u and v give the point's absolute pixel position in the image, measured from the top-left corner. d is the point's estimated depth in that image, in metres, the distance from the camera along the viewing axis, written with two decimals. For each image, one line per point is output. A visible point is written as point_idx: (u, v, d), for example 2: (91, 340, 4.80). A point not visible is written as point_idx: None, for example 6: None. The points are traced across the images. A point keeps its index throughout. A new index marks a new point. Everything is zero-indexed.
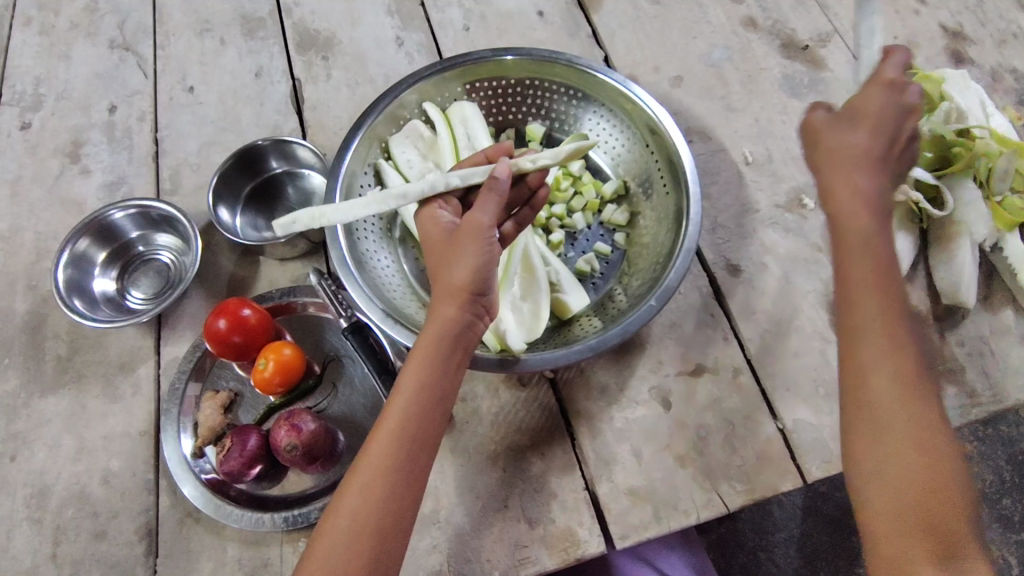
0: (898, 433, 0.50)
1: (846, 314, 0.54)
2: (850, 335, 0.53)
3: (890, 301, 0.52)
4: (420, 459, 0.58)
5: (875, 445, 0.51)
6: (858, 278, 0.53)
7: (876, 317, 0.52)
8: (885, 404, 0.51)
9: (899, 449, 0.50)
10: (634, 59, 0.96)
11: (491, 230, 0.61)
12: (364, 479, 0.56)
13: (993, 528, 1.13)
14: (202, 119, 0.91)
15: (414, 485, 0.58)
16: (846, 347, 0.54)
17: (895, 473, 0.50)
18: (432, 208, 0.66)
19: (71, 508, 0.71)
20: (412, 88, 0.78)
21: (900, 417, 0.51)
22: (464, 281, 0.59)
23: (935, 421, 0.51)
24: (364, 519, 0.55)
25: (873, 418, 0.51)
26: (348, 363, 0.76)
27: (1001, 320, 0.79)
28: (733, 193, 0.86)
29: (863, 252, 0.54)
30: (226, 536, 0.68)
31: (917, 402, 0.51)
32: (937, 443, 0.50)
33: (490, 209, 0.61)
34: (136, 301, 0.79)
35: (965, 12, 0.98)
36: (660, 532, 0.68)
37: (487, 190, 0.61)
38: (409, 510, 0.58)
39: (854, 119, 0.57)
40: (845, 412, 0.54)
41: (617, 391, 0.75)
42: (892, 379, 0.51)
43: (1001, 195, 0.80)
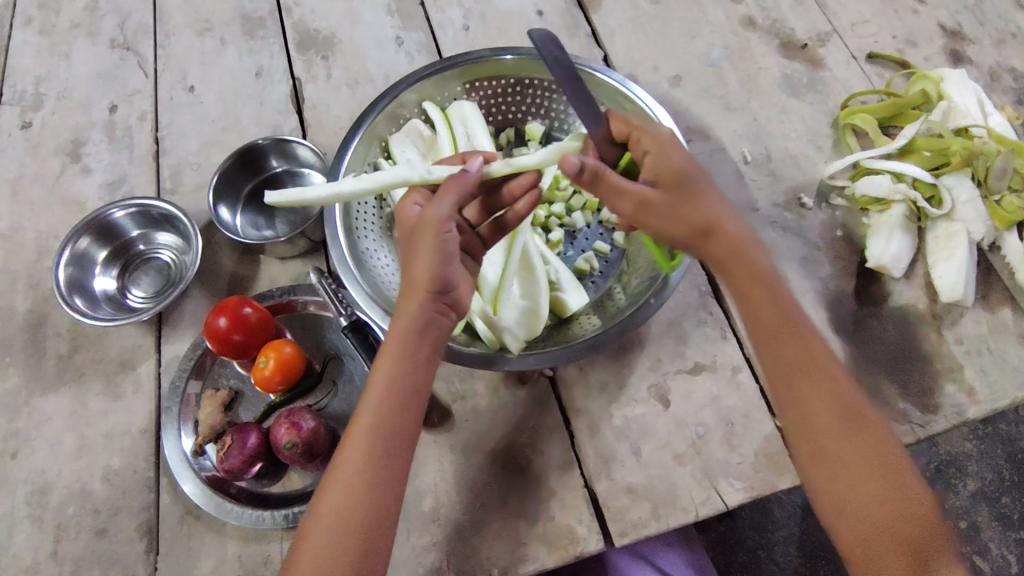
0: (840, 450, 0.56)
1: (773, 362, 0.60)
2: (784, 369, 0.59)
3: (805, 340, 0.59)
4: (398, 457, 0.58)
5: (828, 474, 0.57)
6: (773, 314, 0.60)
7: (799, 357, 0.59)
8: (825, 427, 0.57)
9: (849, 464, 0.56)
10: (633, 58, 0.96)
11: (447, 224, 0.58)
12: (342, 480, 0.57)
13: (992, 527, 1.13)
14: (203, 119, 0.91)
15: (395, 482, 0.58)
16: (782, 390, 0.59)
17: (859, 493, 0.55)
18: (409, 203, 0.64)
19: (72, 506, 0.71)
20: (412, 88, 0.78)
21: (845, 443, 0.56)
22: (424, 280, 0.58)
23: (873, 436, 0.57)
24: (345, 518, 0.56)
25: (823, 449, 0.57)
26: (348, 362, 0.76)
27: (1000, 317, 0.79)
28: (732, 192, 0.86)
29: (755, 302, 0.60)
30: (227, 533, 0.69)
31: (852, 421, 0.57)
32: (885, 456, 0.56)
33: (448, 202, 0.58)
34: (137, 300, 0.80)
35: (963, 12, 0.99)
36: (659, 529, 0.68)
37: (450, 185, 0.59)
38: (393, 506, 0.58)
39: (682, 187, 0.58)
40: (796, 449, 0.59)
41: (616, 390, 0.75)
42: (829, 412, 0.57)
43: (999, 194, 0.81)
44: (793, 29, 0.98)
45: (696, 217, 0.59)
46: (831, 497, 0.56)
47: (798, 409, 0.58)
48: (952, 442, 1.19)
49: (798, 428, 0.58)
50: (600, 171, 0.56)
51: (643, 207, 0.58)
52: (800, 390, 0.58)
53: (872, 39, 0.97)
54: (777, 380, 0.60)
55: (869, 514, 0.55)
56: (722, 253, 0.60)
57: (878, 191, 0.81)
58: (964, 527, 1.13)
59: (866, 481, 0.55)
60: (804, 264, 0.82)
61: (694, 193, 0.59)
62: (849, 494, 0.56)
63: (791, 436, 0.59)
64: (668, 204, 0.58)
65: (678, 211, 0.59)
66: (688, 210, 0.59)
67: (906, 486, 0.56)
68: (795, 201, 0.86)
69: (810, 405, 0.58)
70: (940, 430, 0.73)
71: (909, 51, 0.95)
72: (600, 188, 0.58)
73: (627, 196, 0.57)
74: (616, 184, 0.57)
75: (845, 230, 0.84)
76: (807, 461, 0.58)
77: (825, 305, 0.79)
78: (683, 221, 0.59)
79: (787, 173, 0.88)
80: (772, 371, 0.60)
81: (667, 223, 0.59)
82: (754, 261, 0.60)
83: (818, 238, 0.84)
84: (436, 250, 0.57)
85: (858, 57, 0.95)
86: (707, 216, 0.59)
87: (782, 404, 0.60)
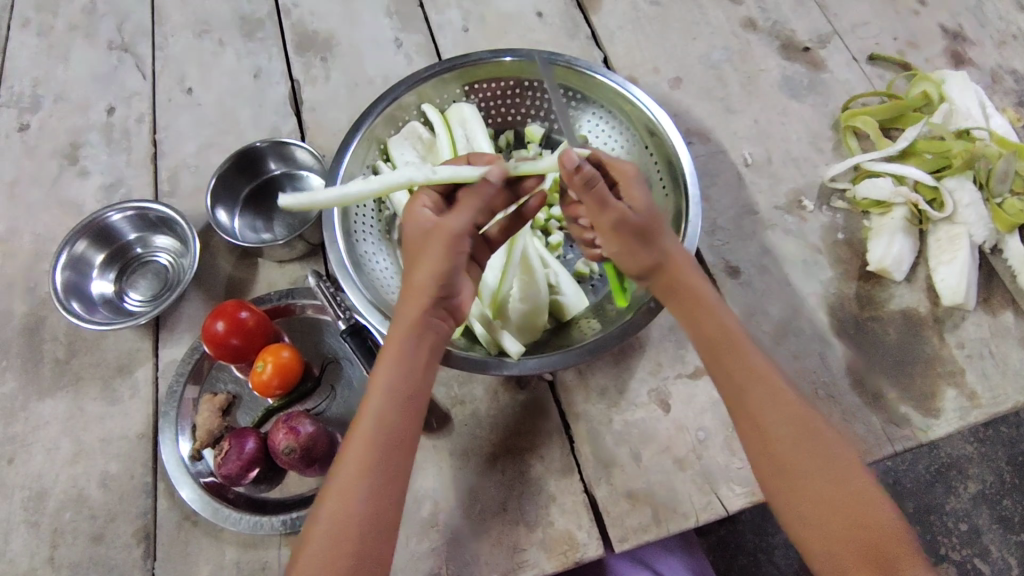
0: (801, 460, 0.57)
1: (725, 382, 0.62)
2: (738, 385, 0.61)
3: (752, 357, 0.61)
4: (397, 458, 0.58)
5: (789, 484, 0.57)
6: (722, 331, 0.62)
7: (749, 374, 0.60)
8: (783, 438, 0.58)
9: (812, 473, 0.57)
10: (633, 60, 0.96)
11: (463, 237, 0.62)
12: (340, 481, 0.56)
13: (993, 529, 1.12)
14: (201, 120, 0.91)
15: (393, 484, 0.58)
16: (736, 407, 0.61)
17: (820, 503, 0.56)
18: (416, 206, 0.64)
19: (69, 511, 0.71)
20: (411, 90, 0.78)
21: (801, 454, 0.57)
22: (421, 285, 0.60)
23: (832, 443, 0.58)
24: (343, 519, 0.55)
25: (780, 459, 0.58)
26: (347, 366, 0.75)
27: (1001, 321, 0.78)
28: (732, 195, 0.86)
29: (701, 325, 0.63)
30: (225, 539, 0.68)
31: (810, 430, 0.58)
32: (842, 464, 0.57)
33: (467, 214, 0.62)
34: (134, 303, 0.79)
35: (964, 13, 0.98)
36: (659, 535, 0.68)
37: (471, 197, 0.62)
38: (390, 510, 0.57)
39: (649, 228, 0.63)
40: (756, 466, 0.59)
41: (616, 394, 0.75)
42: (785, 422, 0.58)
43: (1001, 196, 0.81)
44: (794, 31, 0.97)
45: (657, 244, 0.63)
46: (795, 512, 0.57)
47: (754, 424, 0.59)
48: (952, 444, 1.18)
49: (755, 444, 0.59)
50: (595, 179, 0.59)
51: (621, 224, 0.61)
52: (753, 405, 0.60)
53: (873, 40, 0.96)
54: (731, 397, 0.61)
55: (830, 524, 0.55)
56: (672, 280, 0.64)
57: (879, 194, 0.82)
58: (965, 530, 1.12)
59: (826, 489, 0.56)
60: (805, 267, 0.82)
61: (658, 223, 0.64)
62: (811, 505, 0.56)
63: (751, 453, 0.60)
64: (640, 226, 0.62)
65: (646, 235, 0.63)
66: (650, 241, 0.63)
67: (865, 492, 0.56)
68: (796, 203, 0.86)
69: (766, 419, 0.59)
70: (942, 434, 0.72)
71: (910, 53, 0.95)
72: (590, 195, 0.60)
73: (611, 210, 0.61)
74: (604, 198, 0.60)
75: (846, 233, 0.83)
76: (767, 476, 0.59)
77: (825, 309, 0.79)
78: (646, 246, 0.63)
79: (787, 176, 0.87)
80: (725, 390, 0.62)
81: (634, 248, 0.63)
82: (701, 290, 0.64)
83: (818, 240, 0.83)
84: (445, 256, 0.60)
85: (859, 59, 0.95)
86: (664, 245, 0.64)
87: (738, 421, 0.61)
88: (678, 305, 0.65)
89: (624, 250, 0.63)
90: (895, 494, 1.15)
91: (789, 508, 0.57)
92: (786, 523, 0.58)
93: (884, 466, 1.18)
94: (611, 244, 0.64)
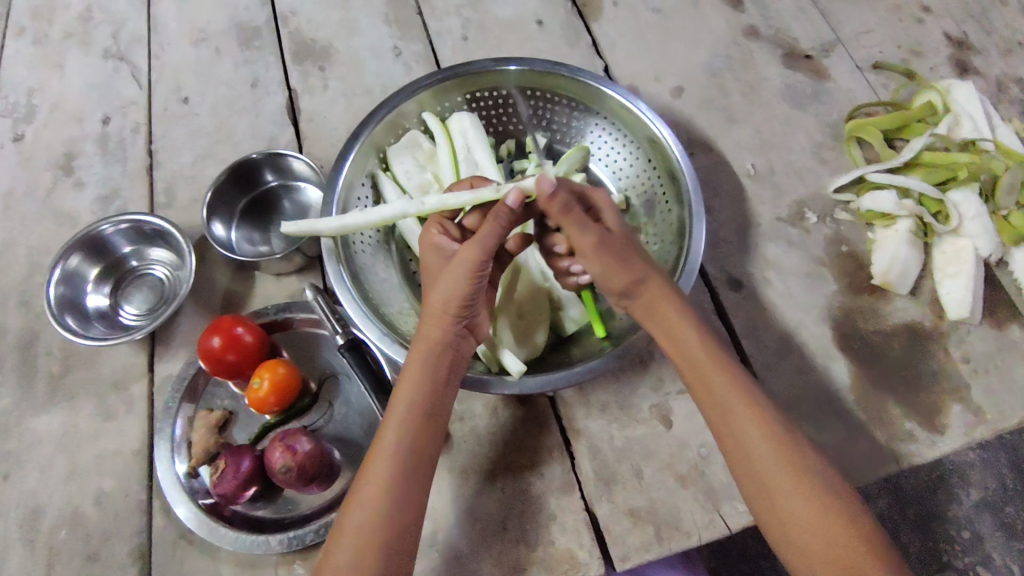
0: (779, 478, 0.58)
1: (707, 403, 0.62)
2: (717, 406, 0.61)
3: (733, 378, 0.62)
4: (418, 473, 0.58)
5: (769, 502, 0.58)
6: (696, 350, 0.63)
7: (729, 395, 0.61)
8: (762, 457, 0.59)
9: (792, 491, 0.57)
10: (634, 69, 0.95)
11: (485, 263, 0.61)
12: (365, 494, 0.57)
13: (997, 538, 1.12)
14: (197, 131, 0.90)
15: (415, 501, 0.58)
16: (719, 427, 0.61)
17: (803, 525, 0.56)
18: (432, 231, 0.66)
19: (64, 529, 0.70)
20: (412, 98, 0.77)
21: (781, 475, 0.58)
22: (443, 303, 0.61)
23: (810, 462, 0.59)
24: (368, 531, 0.55)
25: (762, 479, 0.58)
26: (345, 381, 0.75)
27: (1007, 334, 0.77)
28: (735, 206, 0.85)
29: (679, 345, 0.63)
30: (221, 559, 0.67)
31: (785, 446, 0.59)
32: (824, 485, 0.57)
33: (489, 241, 0.60)
34: (130, 317, 0.78)
35: (969, 20, 0.97)
36: (661, 553, 0.67)
37: (491, 222, 0.60)
38: (412, 526, 0.57)
39: (627, 255, 0.63)
40: (743, 486, 0.60)
41: (617, 410, 0.74)
42: (763, 440, 0.59)
43: (1007, 209, 0.80)
44: (797, 39, 0.96)
45: (635, 264, 0.63)
46: (779, 532, 0.58)
47: (738, 445, 0.60)
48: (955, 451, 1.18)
49: (740, 464, 0.60)
50: (572, 203, 0.61)
51: (598, 246, 0.62)
52: (734, 424, 0.60)
53: (876, 48, 0.95)
54: (714, 418, 0.62)
55: (813, 547, 0.55)
56: (649, 300, 0.64)
57: (884, 206, 0.80)
58: (968, 537, 1.11)
59: (807, 511, 0.56)
60: (808, 280, 0.81)
61: (634, 247, 0.65)
62: (794, 527, 0.57)
63: (737, 473, 0.61)
64: (618, 248, 0.63)
65: (624, 255, 0.63)
66: (630, 261, 0.63)
67: (848, 514, 0.56)
68: (799, 215, 0.85)
69: (747, 441, 0.59)
70: (947, 451, 0.71)
71: (914, 61, 0.94)
72: (566, 218, 0.61)
73: (588, 231, 0.62)
74: (582, 221, 0.61)
75: (850, 245, 0.83)
76: (753, 497, 0.59)
77: (828, 323, 0.78)
78: (624, 265, 0.63)
79: (790, 187, 0.86)
80: (708, 409, 0.63)
81: (611, 266, 0.63)
82: (676, 309, 0.63)
83: (821, 252, 0.82)
84: (468, 280, 0.61)
85: (862, 67, 0.94)
86: (643, 266, 0.64)
87: (721, 441, 0.62)
88: (655, 325, 0.64)
89: (604, 270, 0.63)
90: (897, 501, 1.14)
91: (772, 528, 0.58)
92: (773, 544, 0.59)
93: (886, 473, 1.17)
94: (590, 264, 0.64)
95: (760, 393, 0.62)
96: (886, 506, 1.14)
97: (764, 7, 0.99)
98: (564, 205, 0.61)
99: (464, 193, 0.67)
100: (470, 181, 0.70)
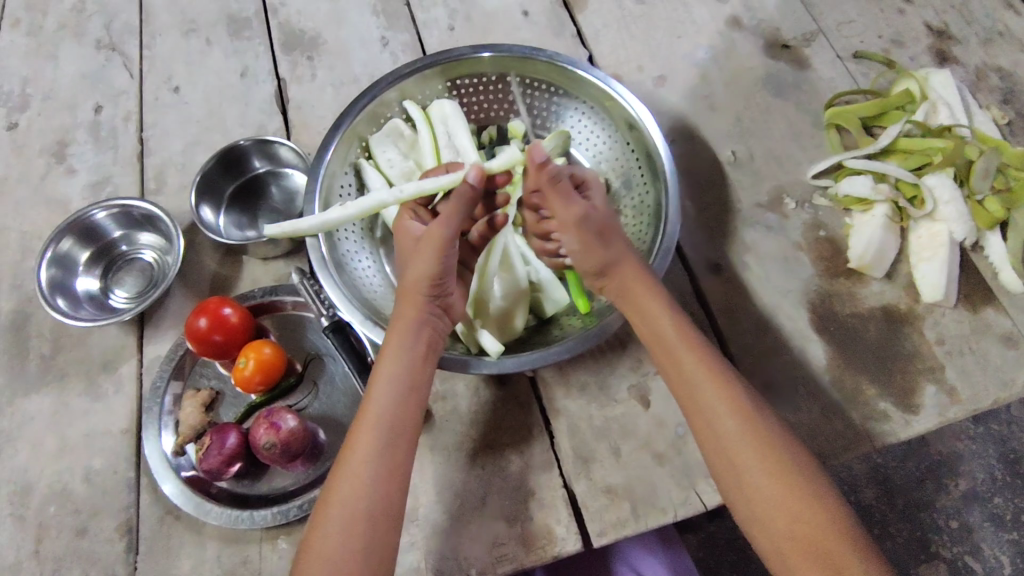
0: (744, 452, 0.59)
1: (677, 382, 0.64)
2: (687, 384, 0.63)
3: (701, 356, 0.63)
4: (400, 447, 0.60)
5: (735, 477, 0.60)
6: (666, 329, 0.65)
7: (698, 373, 0.63)
8: (728, 432, 0.60)
9: (759, 465, 0.59)
10: (618, 59, 0.96)
11: (452, 241, 0.63)
12: (348, 468, 0.58)
13: (983, 526, 1.12)
14: (187, 119, 0.91)
15: (398, 473, 0.59)
16: (687, 405, 0.63)
17: (766, 499, 0.58)
18: (405, 217, 0.69)
19: (54, 505, 0.71)
20: (392, 87, 0.78)
21: (746, 450, 0.59)
22: (415, 282, 0.62)
23: (775, 436, 0.60)
24: (353, 502, 0.57)
25: (727, 453, 0.60)
26: (330, 362, 0.76)
27: (983, 318, 0.78)
28: (715, 192, 0.86)
29: (650, 323, 0.65)
30: (206, 533, 0.69)
31: (752, 421, 0.61)
32: (788, 459, 0.59)
33: (453, 220, 0.62)
34: (119, 300, 0.80)
35: (950, 11, 0.98)
36: (637, 529, 0.68)
37: (457, 200, 0.62)
38: (397, 497, 0.59)
39: (607, 234, 0.66)
40: (710, 462, 0.62)
41: (597, 390, 0.75)
42: (730, 416, 0.61)
43: (982, 194, 0.81)
44: (779, 29, 0.98)
45: (614, 245, 0.66)
46: (744, 506, 0.59)
47: (706, 423, 0.62)
48: (943, 441, 1.18)
49: (707, 441, 0.62)
50: (560, 174, 0.65)
51: (581, 220, 0.65)
52: (702, 401, 0.62)
53: (857, 38, 0.96)
54: (682, 396, 0.63)
55: (775, 520, 0.57)
56: (624, 280, 0.66)
57: (860, 192, 0.82)
58: (955, 527, 1.13)
59: (769, 485, 0.58)
60: (786, 264, 0.82)
61: (615, 228, 0.67)
62: (758, 501, 0.58)
63: (704, 450, 0.62)
64: (600, 227, 0.66)
65: (604, 234, 0.66)
66: (609, 240, 0.66)
67: (809, 487, 0.58)
68: (778, 201, 0.86)
69: (713, 418, 0.61)
70: (920, 430, 0.73)
71: (894, 51, 0.95)
72: (555, 188, 0.66)
73: (574, 204, 0.65)
74: (569, 193, 0.66)
75: (828, 231, 0.84)
76: (720, 473, 0.61)
77: (806, 306, 0.79)
78: (602, 244, 0.66)
79: (770, 174, 0.88)
80: (677, 388, 0.64)
81: (590, 243, 0.66)
82: (651, 287, 0.65)
83: (800, 237, 0.84)
84: (437, 259, 0.62)
85: (843, 57, 0.95)
86: (622, 246, 0.67)
87: (690, 417, 0.63)
88: (628, 304, 0.66)
89: (584, 246, 0.66)
90: (885, 491, 1.15)
91: (737, 502, 0.60)
92: (738, 518, 0.60)
93: (874, 463, 1.18)
94: (572, 240, 0.67)
95: (727, 371, 0.63)
96: (873, 496, 1.15)
97: None
98: (550, 170, 0.65)
99: (442, 177, 0.68)
100: (447, 167, 0.71)
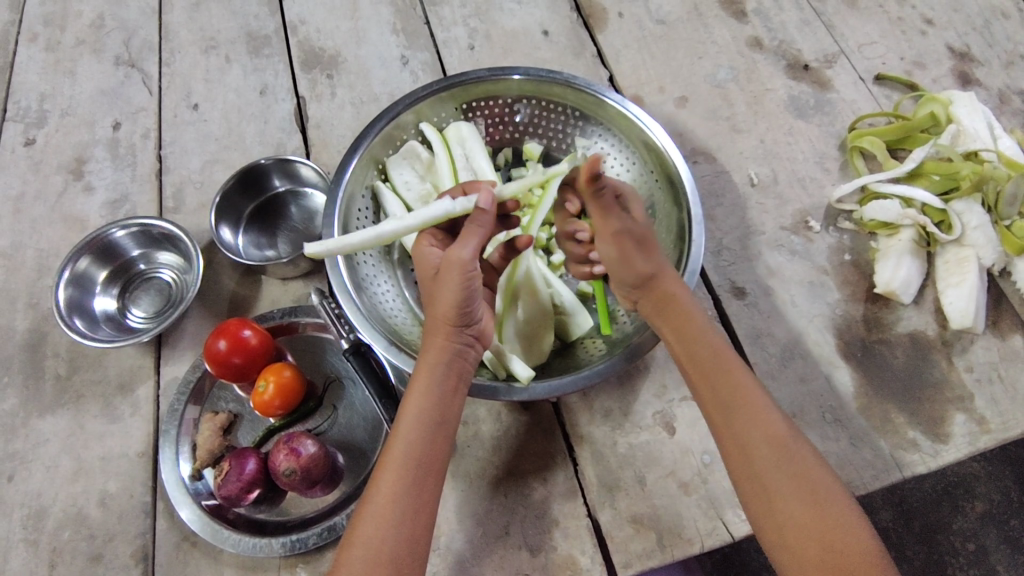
0: (774, 480, 0.58)
1: (710, 405, 0.62)
2: (719, 411, 0.61)
3: (735, 382, 0.62)
4: (428, 482, 0.58)
5: (765, 504, 0.58)
6: (701, 351, 0.64)
7: (732, 398, 0.61)
8: (760, 459, 0.58)
9: (791, 492, 0.57)
10: (639, 78, 0.96)
11: (473, 264, 0.61)
12: (374, 506, 0.57)
13: (1000, 549, 1.10)
14: (206, 136, 0.91)
15: (425, 510, 0.58)
16: (721, 432, 0.61)
17: (799, 530, 0.56)
18: (422, 244, 0.67)
19: (68, 530, 0.70)
20: (410, 109, 0.77)
21: (780, 478, 0.58)
22: (443, 313, 0.61)
23: (809, 463, 0.59)
24: (378, 541, 0.55)
25: (759, 480, 0.58)
26: (349, 386, 0.75)
27: (1010, 345, 0.77)
28: (737, 215, 0.86)
29: (688, 342, 0.64)
30: (223, 560, 0.67)
31: (787, 447, 0.59)
32: (821, 489, 0.57)
33: (470, 243, 0.60)
34: (136, 320, 0.79)
35: (971, 33, 0.98)
36: (663, 560, 0.67)
37: (471, 225, 0.61)
38: (424, 533, 0.57)
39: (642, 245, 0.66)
40: (741, 491, 0.60)
41: (621, 416, 0.74)
42: (765, 444, 0.59)
43: (1009, 219, 0.80)
44: (800, 50, 0.97)
45: (650, 258, 0.66)
46: (772, 534, 0.57)
47: (739, 448, 0.60)
48: (959, 463, 1.16)
49: (739, 469, 0.60)
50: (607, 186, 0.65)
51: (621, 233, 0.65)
52: (736, 426, 0.60)
53: (879, 60, 0.96)
54: (716, 421, 0.61)
55: (806, 553, 0.55)
56: (664, 293, 0.65)
57: (887, 216, 0.80)
58: (972, 550, 1.11)
59: (802, 514, 0.56)
60: (811, 288, 0.81)
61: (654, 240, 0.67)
62: (788, 533, 0.56)
63: (735, 477, 0.60)
64: (638, 238, 0.66)
65: (643, 246, 0.66)
66: (647, 253, 0.66)
67: (842, 517, 0.56)
68: (802, 223, 0.85)
69: (749, 444, 0.59)
70: (950, 460, 0.71)
71: (916, 73, 0.95)
72: (596, 201, 0.65)
73: (613, 217, 0.65)
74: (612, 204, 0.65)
75: (853, 254, 0.83)
76: (751, 502, 0.59)
77: (832, 330, 0.78)
78: (641, 258, 0.66)
79: (794, 197, 0.87)
80: (709, 411, 0.62)
81: (631, 254, 0.65)
82: (688, 304, 0.65)
83: (825, 262, 0.83)
84: (461, 283, 0.60)
85: (865, 79, 0.95)
86: (658, 258, 0.66)
87: (721, 442, 0.61)
88: (666, 320, 0.65)
89: (622, 259, 0.66)
90: (901, 513, 1.13)
91: (767, 534, 0.57)
92: (767, 550, 0.58)
93: (889, 485, 1.16)
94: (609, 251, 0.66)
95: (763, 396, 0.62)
96: (890, 518, 1.13)
97: (767, 19, 1.00)
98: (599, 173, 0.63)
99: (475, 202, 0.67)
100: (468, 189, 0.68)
